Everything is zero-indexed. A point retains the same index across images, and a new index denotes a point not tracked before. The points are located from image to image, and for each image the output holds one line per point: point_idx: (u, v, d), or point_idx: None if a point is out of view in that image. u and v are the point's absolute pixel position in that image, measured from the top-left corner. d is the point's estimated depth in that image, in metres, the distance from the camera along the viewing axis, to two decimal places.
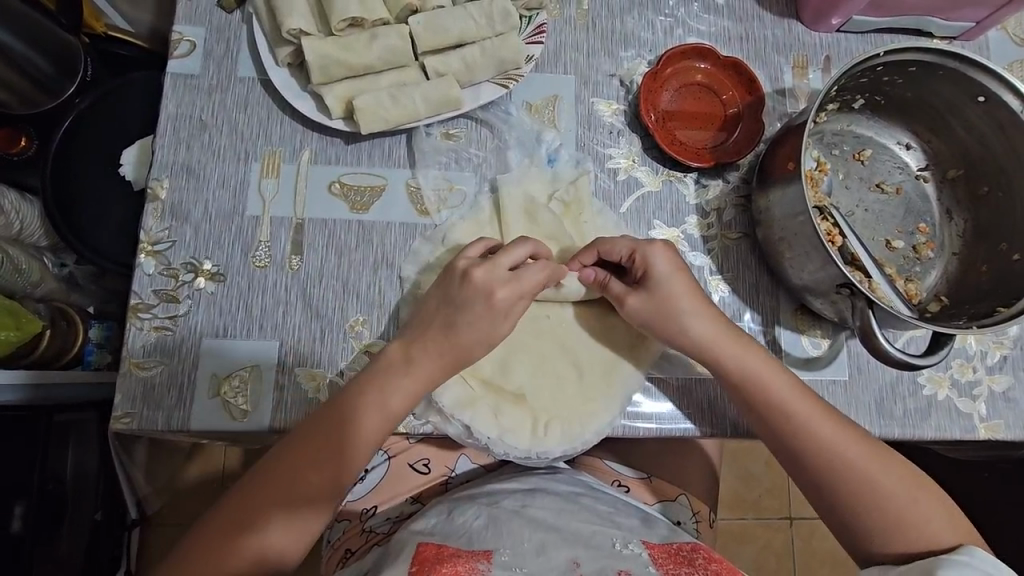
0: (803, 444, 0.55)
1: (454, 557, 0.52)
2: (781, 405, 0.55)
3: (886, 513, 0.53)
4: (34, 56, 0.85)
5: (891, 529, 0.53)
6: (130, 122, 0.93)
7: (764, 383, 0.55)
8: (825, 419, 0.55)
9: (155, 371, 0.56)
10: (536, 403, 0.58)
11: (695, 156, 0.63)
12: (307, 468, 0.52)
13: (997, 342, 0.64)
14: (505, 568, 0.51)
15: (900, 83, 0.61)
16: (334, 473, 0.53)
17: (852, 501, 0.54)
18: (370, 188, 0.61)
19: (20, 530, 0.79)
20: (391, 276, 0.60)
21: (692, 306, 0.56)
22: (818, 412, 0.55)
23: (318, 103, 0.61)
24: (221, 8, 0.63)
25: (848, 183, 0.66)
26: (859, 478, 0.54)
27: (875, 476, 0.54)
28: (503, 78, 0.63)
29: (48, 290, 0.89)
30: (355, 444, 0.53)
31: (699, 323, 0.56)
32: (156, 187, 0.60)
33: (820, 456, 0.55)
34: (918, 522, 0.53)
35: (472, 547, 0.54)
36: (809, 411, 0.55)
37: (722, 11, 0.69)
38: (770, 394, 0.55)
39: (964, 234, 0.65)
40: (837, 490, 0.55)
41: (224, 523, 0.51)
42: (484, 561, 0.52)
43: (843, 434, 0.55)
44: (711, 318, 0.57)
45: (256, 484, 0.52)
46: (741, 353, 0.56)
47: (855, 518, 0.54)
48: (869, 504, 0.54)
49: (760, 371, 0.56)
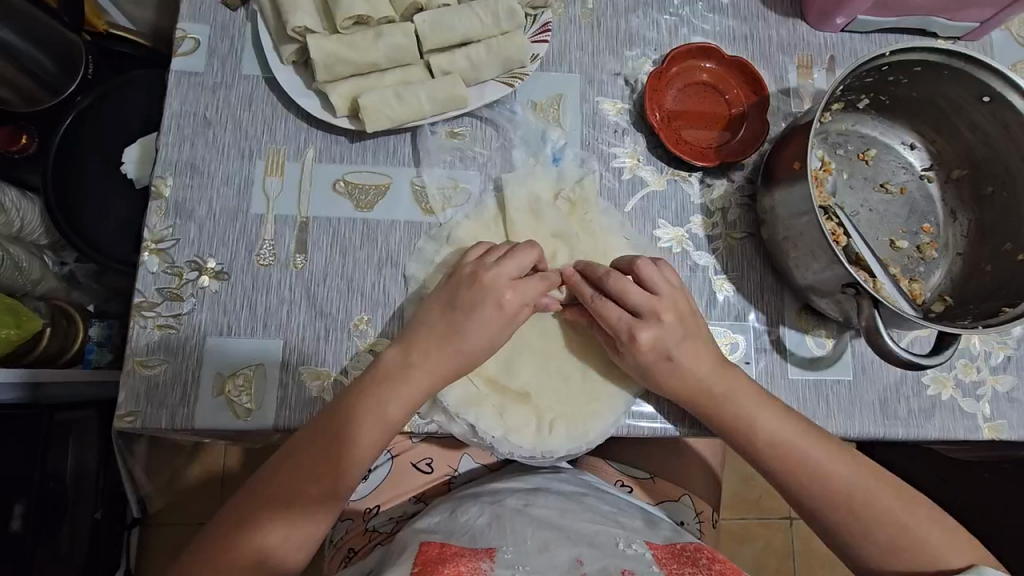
0: (796, 479, 0.55)
1: (458, 556, 0.52)
2: (769, 441, 0.55)
3: (889, 542, 0.53)
4: (41, 59, 0.85)
5: (897, 556, 0.52)
6: (132, 120, 0.93)
7: (751, 422, 0.55)
8: (818, 449, 0.55)
9: (159, 370, 0.55)
10: (540, 402, 0.58)
11: (699, 155, 0.63)
12: (311, 471, 0.52)
13: (1001, 343, 0.64)
14: (507, 567, 0.50)
15: (905, 83, 0.61)
16: (338, 476, 0.52)
17: (854, 529, 0.54)
18: (375, 187, 0.61)
19: (21, 528, 0.79)
20: (395, 275, 0.60)
21: (677, 344, 0.55)
22: (811, 441, 0.55)
23: (322, 101, 0.61)
24: (225, 6, 0.63)
25: (852, 182, 0.66)
26: (857, 510, 0.53)
27: (873, 500, 0.53)
28: (508, 76, 0.63)
29: (49, 288, 0.89)
30: (359, 447, 0.53)
31: (683, 356, 0.55)
32: (160, 185, 0.59)
33: (816, 487, 0.54)
34: (923, 546, 0.52)
35: (475, 545, 0.54)
36: (798, 443, 0.55)
37: (727, 11, 0.69)
38: (757, 433, 0.55)
39: (968, 234, 0.65)
40: (838, 519, 0.54)
41: (229, 528, 0.51)
42: (487, 560, 0.51)
43: (835, 461, 0.54)
44: (699, 353, 0.56)
45: (262, 489, 0.52)
46: (727, 390, 0.55)
47: (860, 545, 0.54)
48: (870, 533, 0.53)
49: (746, 406, 0.55)
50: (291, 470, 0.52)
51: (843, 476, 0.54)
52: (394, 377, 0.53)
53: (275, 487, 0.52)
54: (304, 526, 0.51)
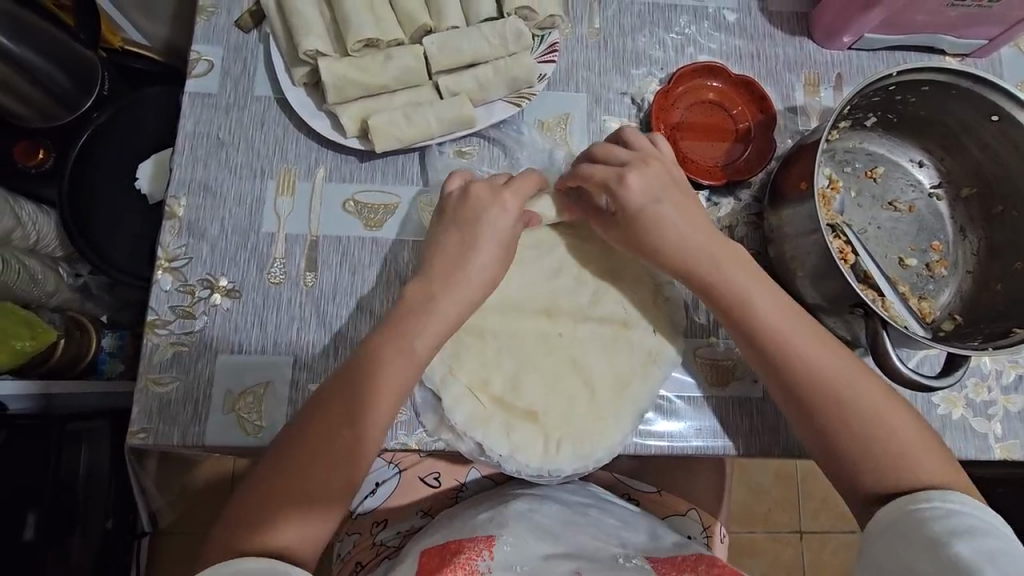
0: (794, 365, 0.53)
1: (456, 555, 0.54)
2: (774, 334, 0.54)
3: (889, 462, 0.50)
4: (52, 72, 0.84)
5: (886, 467, 0.51)
6: (146, 136, 0.94)
7: (747, 296, 0.55)
8: (820, 348, 0.54)
9: (171, 387, 0.56)
10: (547, 421, 0.58)
11: (706, 173, 0.64)
12: (325, 457, 0.50)
13: (1013, 361, 0.63)
14: (505, 567, 0.53)
15: (912, 102, 0.61)
16: (352, 460, 0.50)
17: (848, 441, 0.52)
18: (383, 206, 0.62)
19: (33, 538, 0.81)
20: (403, 291, 0.60)
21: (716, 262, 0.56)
22: (818, 345, 0.54)
23: (332, 122, 0.62)
24: (239, 28, 0.64)
25: (860, 201, 0.66)
26: (845, 401, 0.52)
27: (872, 405, 0.52)
28: (516, 96, 0.64)
29: (63, 299, 0.90)
30: (366, 421, 0.51)
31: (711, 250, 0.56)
32: (174, 206, 0.60)
33: (812, 378, 0.53)
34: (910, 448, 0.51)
35: (475, 535, 0.57)
36: (795, 330, 0.54)
37: (733, 30, 0.69)
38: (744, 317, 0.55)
39: (978, 252, 0.64)
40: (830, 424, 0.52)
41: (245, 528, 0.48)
42: (484, 560, 0.53)
43: (843, 366, 0.53)
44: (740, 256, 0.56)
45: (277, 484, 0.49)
46: (735, 278, 0.55)
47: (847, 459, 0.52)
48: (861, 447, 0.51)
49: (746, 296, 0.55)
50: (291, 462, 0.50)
51: (844, 373, 0.53)
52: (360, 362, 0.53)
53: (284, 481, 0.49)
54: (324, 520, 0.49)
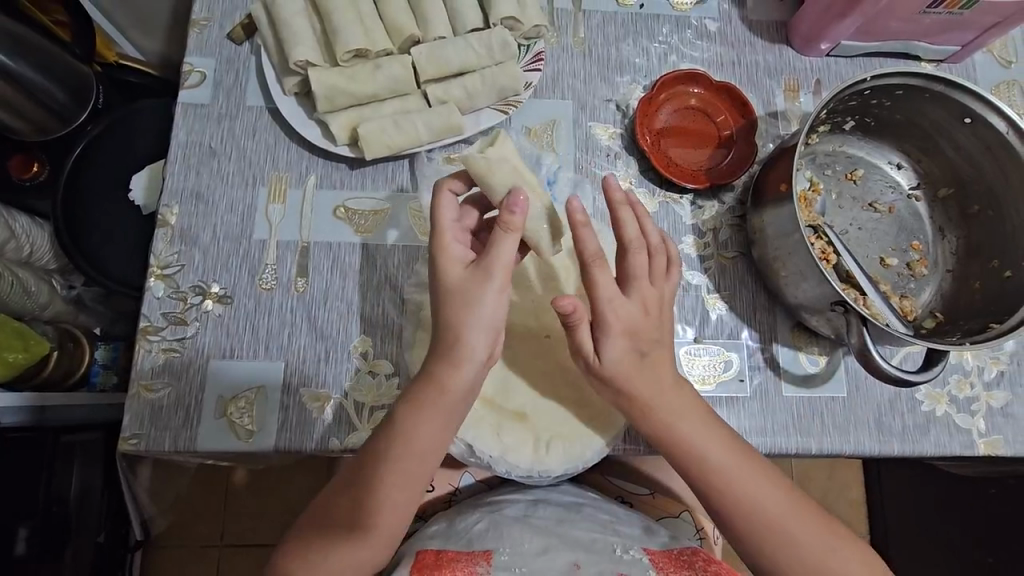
0: (719, 466, 0.52)
1: (453, 561, 0.56)
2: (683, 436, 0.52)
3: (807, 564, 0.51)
4: (46, 84, 0.84)
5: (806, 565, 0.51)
6: (139, 147, 0.95)
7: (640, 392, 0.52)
8: (729, 447, 0.53)
9: (163, 393, 0.57)
10: (537, 422, 0.58)
11: (690, 177, 0.65)
12: (369, 495, 0.51)
13: (994, 358, 0.64)
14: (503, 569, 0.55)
15: (888, 106, 0.63)
16: (381, 505, 0.51)
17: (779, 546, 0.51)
18: (373, 212, 0.63)
19: (25, 552, 0.80)
20: (394, 296, 0.61)
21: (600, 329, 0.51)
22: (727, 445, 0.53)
23: (323, 130, 0.63)
24: (231, 40, 0.66)
25: (841, 203, 0.67)
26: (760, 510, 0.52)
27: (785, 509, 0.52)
28: (503, 104, 0.65)
29: (56, 312, 0.89)
30: (400, 472, 0.50)
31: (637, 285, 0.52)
32: (166, 214, 0.61)
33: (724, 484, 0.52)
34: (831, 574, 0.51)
35: (471, 548, 0.57)
36: (712, 439, 0.53)
37: (715, 37, 0.71)
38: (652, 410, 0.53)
39: (958, 251, 0.66)
40: (757, 533, 0.52)
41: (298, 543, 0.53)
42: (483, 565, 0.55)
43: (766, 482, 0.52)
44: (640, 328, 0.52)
45: (324, 510, 0.53)
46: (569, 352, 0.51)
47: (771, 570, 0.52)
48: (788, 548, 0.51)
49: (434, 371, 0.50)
50: (342, 494, 0.52)
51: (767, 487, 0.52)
52: (449, 409, 0.49)
53: (331, 510, 0.53)
54: (364, 552, 0.52)
